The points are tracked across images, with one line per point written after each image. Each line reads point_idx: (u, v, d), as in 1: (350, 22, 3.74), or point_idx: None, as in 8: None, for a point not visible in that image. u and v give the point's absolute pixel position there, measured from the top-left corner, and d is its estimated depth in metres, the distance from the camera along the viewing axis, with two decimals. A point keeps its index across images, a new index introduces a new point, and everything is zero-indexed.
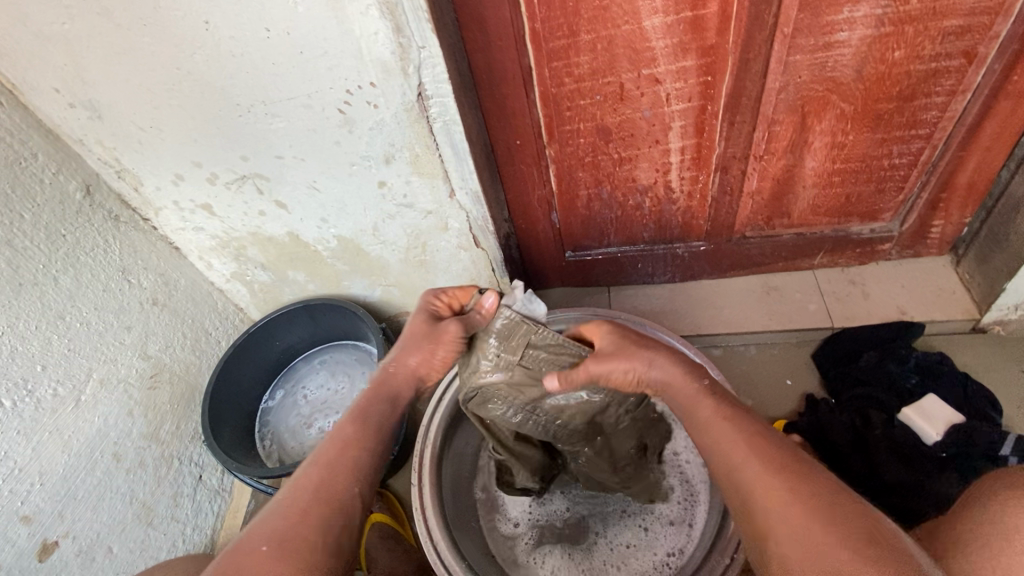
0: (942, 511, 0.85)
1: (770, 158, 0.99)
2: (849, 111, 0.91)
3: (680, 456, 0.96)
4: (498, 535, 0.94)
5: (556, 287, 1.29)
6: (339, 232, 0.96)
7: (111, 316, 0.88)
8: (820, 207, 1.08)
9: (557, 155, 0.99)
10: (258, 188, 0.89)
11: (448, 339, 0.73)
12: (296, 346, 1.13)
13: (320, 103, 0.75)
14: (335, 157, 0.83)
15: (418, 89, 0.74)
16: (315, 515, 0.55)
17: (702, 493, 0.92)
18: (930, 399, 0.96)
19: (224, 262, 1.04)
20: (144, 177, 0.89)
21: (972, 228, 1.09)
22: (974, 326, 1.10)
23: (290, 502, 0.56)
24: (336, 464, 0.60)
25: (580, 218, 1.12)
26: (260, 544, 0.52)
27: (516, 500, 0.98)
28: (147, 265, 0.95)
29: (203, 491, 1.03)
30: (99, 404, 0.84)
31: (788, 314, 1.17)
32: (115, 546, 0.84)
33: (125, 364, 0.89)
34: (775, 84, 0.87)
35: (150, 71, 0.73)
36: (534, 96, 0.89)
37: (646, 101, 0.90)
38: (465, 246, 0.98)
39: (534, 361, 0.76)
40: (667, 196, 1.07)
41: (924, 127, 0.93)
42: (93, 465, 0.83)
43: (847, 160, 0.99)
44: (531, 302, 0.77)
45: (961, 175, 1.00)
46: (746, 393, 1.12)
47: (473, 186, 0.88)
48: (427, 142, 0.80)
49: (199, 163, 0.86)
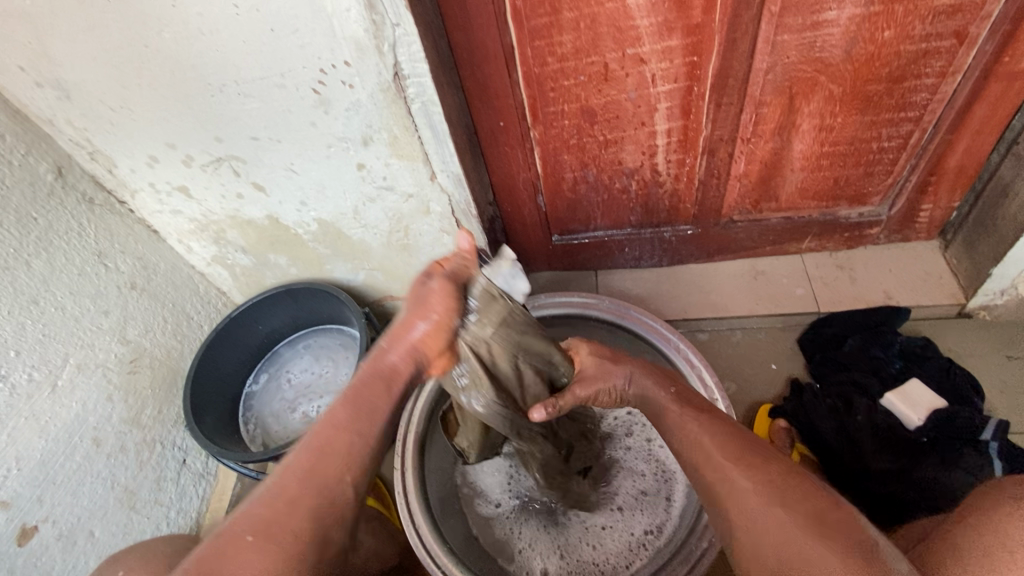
0: (920, 495, 0.87)
1: (757, 140, 0.98)
2: (837, 92, 0.89)
3: (656, 441, 0.96)
4: (477, 518, 0.94)
5: (543, 271, 1.28)
6: (319, 215, 0.94)
7: (88, 301, 0.86)
8: (808, 190, 1.07)
9: (542, 137, 0.98)
10: (235, 170, 0.87)
11: (441, 312, 0.60)
12: (279, 330, 1.12)
13: (293, 82, 0.73)
14: (312, 138, 0.81)
15: (394, 68, 0.72)
16: (302, 508, 0.53)
17: (678, 474, 0.92)
18: (912, 383, 0.97)
19: (204, 245, 1.03)
20: (118, 158, 0.87)
21: (961, 212, 1.08)
22: (960, 311, 1.09)
23: (276, 492, 0.54)
24: (326, 449, 0.56)
25: (566, 201, 1.11)
26: (245, 534, 0.52)
27: (495, 483, 0.97)
28: (124, 248, 0.94)
29: (187, 475, 1.03)
30: (77, 389, 0.84)
31: (775, 298, 1.17)
32: (96, 530, 0.84)
33: (103, 349, 0.88)
34: (762, 64, 0.85)
35: (118, 49, 0.71)
36: (517, 76, 0.87)
37: (631, 82, 0.88)
38: (448, 229, 0.96)
39: (506, 336, 0.72)
40: (654, 179, 1.05)
41: (913, 110, 0.91)
42: (72, 450, 0.82)
43: (835, 143, 0.97)
44: (514, 278, 0.82)
45: (950, 158, 0.99)
46: (731, 377, 1.12)
47: (455, 168, 0.86)
48: (405, 124, 0.78)
49: (173, 144, 0.84)
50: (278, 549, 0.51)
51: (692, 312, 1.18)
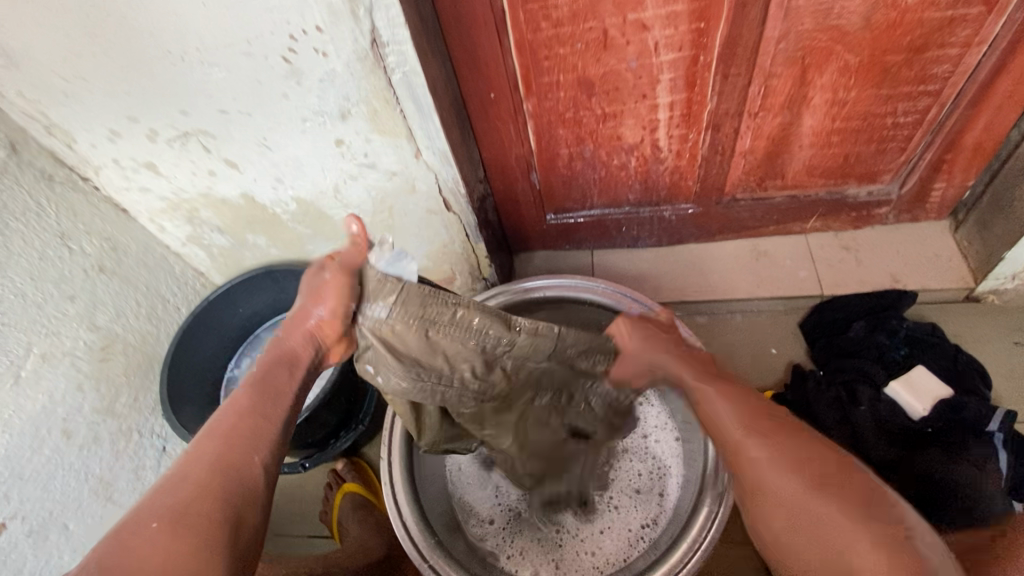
0: (920, 486, 0.85)
1: (765, 115, 0.91)
2: (853, 63, 0.83)
3: (650, 437, 0.94)
4: (468, 535, 0.90)
5: (537, 251, 1.23)
6: (297, 193, 0.88)
7: (51, 286, 0.81)
8: (816, 167, 1.01)
9: (536, 110, 0.91)
10: (204, 146, 0.81)
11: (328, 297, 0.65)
12: (261, 312, 1.08)
13: (261, 50, 0.67)
14: (285, 112, 0.75)
15: (371, 35, 0.65)
16: (212, 486, 0.51)
17: (673, 466, 0.91)
18: (918, 370, 0.93)
19: (178, 225, 0.97)
20: (77, 133, 0.81)
21: (974, 192, 1.03)
22: (968, 295, 1.05)
23: (182, 478, 0.51)
24: (232, 431, 0.56)
25: (561, 179, 1.05)
26: (149, 522, 0.48)
27: (483, 498, 0.94)
28: (90, 229, 0.88)
29: (167, 463, 1.00)
30: (43, 380, 0.79)
31: (777, 280, 1.12)
32: (70, 523, 0.81)
33: (71, 337, 0.83)
34: (774, 32, 0.79)
35: (64, 13, 0.64)
36: (508, 43, 0.80)
37: (632, 50, 0.81)
38: (435, 209, 0.91)
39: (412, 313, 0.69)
40: (654, 155, 0.99)
41: (933, 83, 0.85)
42: (40, 443, 0.78)
43: (847, 118, 0.91)
44: (398, 260, 0.71)
45: (968, 135, 0.93)
46: (730, 362, 1.09)
47: (441, 145, 0.81)
48: (386, 96, 0.72)
49: (135, 118, 0.78)
50: (190, 531, 0.48)
51: (691, 294, 1.14)
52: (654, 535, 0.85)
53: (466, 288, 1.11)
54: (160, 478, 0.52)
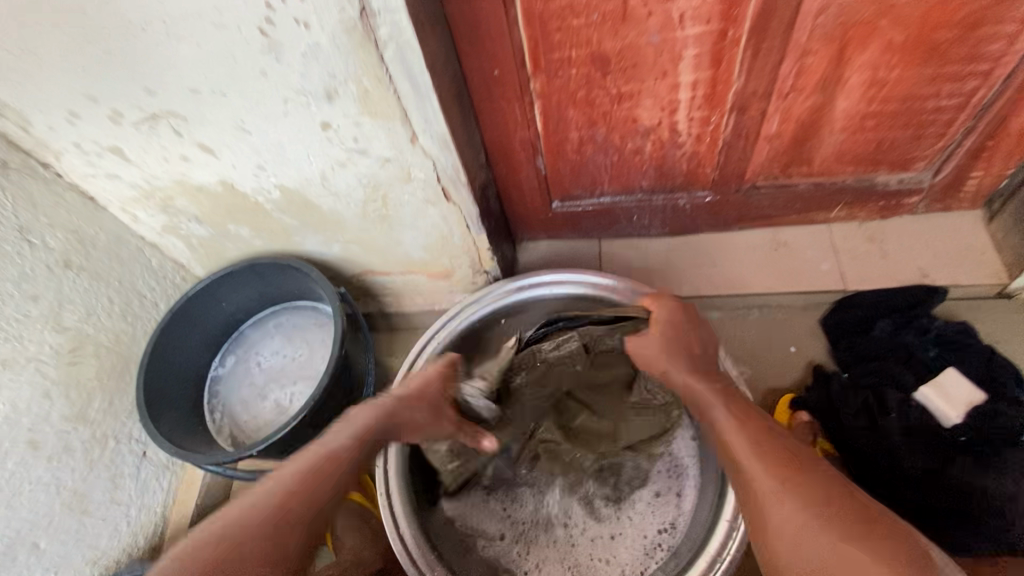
0: (955, 500, 0.80)
1: (796, 96, 0.83)
2: (898, 40, 0.75)
3: None
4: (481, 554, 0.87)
5: (541, 240, 1.15)
6: (281, 181, 0.80)
7: (9, 286, 0.73)
8: (846, 153, 0.93)
9: (544, 89, 0.83)
10: (175, 130, 0.73)
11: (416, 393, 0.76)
12: (246, 307, 0.99)
13: (234, 20, 0.58)
14: (264, 91, 0.66)
15: (360, 3, 0.57)
16: (287, 511, 0.61)
17: (690, 465, 0.89)
18: (949, 372, 0.87)
19: (152, 214, 0.89)
20: (31, 114, 0.71)
21: (1014, 180, 0.96)
22: (1001, 291, 0.99)
23: (266, 496, 0.61)
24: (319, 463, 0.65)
25: (569, 164, 0.97)
26: (235, 532, 0.58)
27: (491, 512, 0.91)
28: (54, 221, 0.80)
29: (149, 469, 0.94)
30: (4, 389, 0.72)
31: (797, 274, 1.05)
32: (41, 541, 0.75)
33: (34, 341, 0.76)
34: (814, 4, 0.70)
35: None
36: (515, 13, 0.71)
37: (654, 22, 0.72)
38: (433, 199, 0.83)
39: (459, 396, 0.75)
40: (672, 139, 0.91)
41: (984, 63, 0.77)
42: (3, 458, 0.71)
43: (885, 100, 0.83)
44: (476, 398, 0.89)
45: (1015, 120, 0.85)
46: (746, 360, 1.03)
47: (439, 129, 0.72)
48: (378, 74, 0.64)
49: (95, 97, 0.69)
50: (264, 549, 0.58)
51: (706, 287, 1.07)
52: (673, 542, 0.84)
53: (466, 281, 1.03)
54: (252, 487, 0.63)
